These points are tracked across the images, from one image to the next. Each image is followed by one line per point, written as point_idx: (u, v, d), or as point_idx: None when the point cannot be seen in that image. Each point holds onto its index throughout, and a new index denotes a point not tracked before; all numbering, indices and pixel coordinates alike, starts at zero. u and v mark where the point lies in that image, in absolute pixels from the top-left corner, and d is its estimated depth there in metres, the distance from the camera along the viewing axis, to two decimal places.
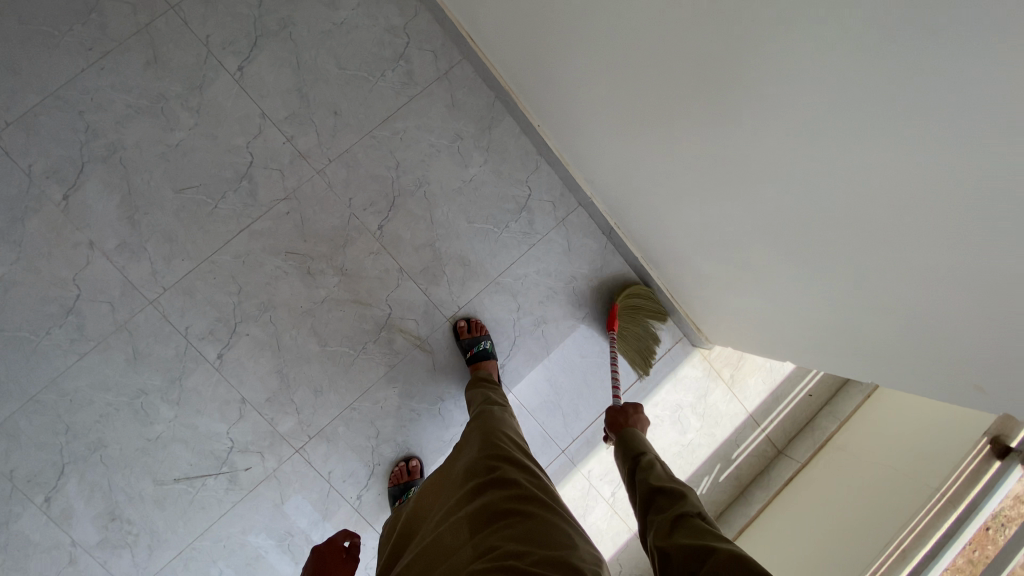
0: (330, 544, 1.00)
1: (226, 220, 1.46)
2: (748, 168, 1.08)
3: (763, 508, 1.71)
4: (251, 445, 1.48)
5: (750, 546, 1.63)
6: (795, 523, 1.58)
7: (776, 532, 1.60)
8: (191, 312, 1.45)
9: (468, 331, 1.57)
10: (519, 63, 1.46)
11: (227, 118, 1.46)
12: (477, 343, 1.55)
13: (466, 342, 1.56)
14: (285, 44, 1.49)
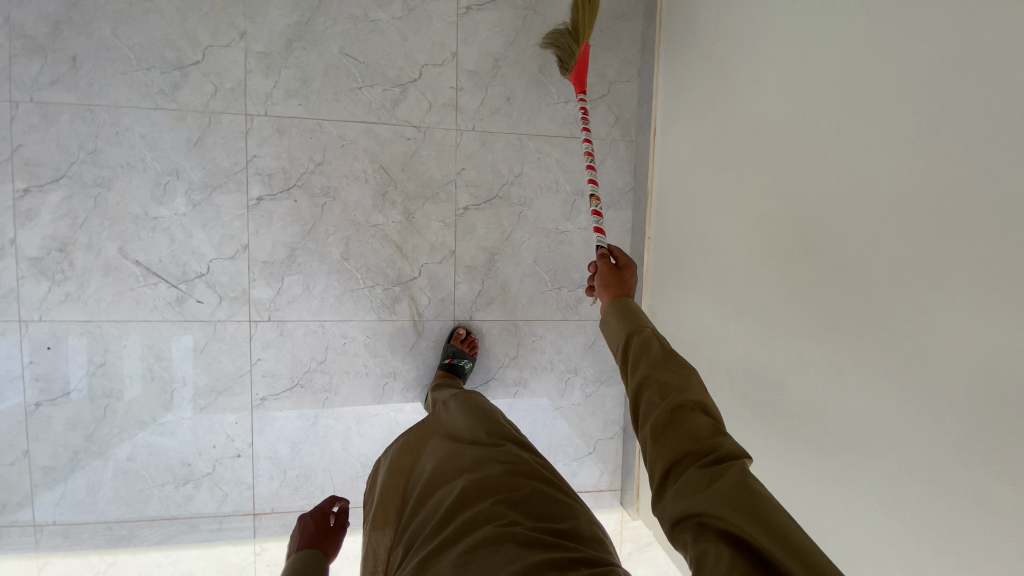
0: (315, 511, 1.15)
1: (357, 105, 1.49)
2: (781, 406, 1.11)
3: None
4: (219, 285, 1.47)
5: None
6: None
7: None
8: (269, 148, 1.46)
9: (457, 341, 1.56)
10: (671, 182, 1.50)
11: (426, 33, 1.50)
12: (461, 358, 1.53)
13: (452, 347, 1.54)
14: (515, 19, 1.54)
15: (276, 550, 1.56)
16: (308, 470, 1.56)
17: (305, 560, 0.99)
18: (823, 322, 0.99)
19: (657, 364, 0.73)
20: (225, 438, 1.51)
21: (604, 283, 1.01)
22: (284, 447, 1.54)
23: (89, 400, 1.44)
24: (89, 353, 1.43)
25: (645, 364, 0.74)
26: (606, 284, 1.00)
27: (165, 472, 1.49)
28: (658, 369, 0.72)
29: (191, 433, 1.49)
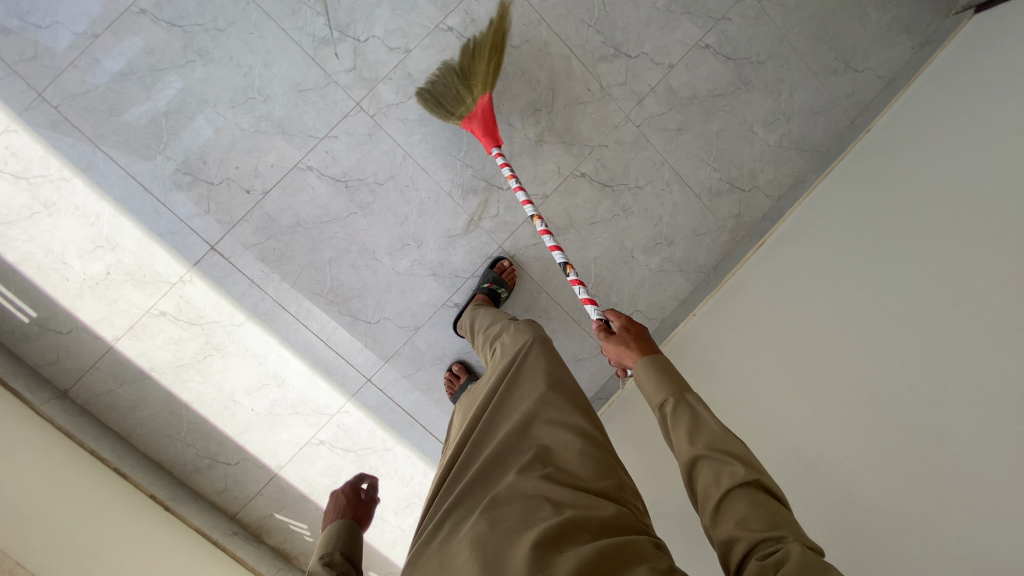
0: (350, 487, 1.15)
1: (576, 34, 1.57)
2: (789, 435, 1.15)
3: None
4: (361, 59, 1.49)
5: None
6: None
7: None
8: (490, 3, 1.52)
9: (500, 270, 1.58)
10: (746, 283, 1.56)
11: (665, 34, 1.62)
12: (501, 285, 1.55)
13: (491, 276, 1.56)
14: (732, 83, 1.67)
15: (198, 292, 1.48)
16: (286, 255, 1.51)
17: (348, 542, 1.02)
18: (824, 407, 1.13)
19: (721, 441, 0.85)
20: (251, 171, 1.47)
21: (620, 343, 1.09)
22: (286, 220, 1.50)
23: (179, 45, 1.41)
24: (215, 12, 1.42)
25: (708, 440, 0.86)
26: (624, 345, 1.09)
27: (178, 152, 1.43)
28: (722, 447, 0.84)
29: (228, 142, 1.45)
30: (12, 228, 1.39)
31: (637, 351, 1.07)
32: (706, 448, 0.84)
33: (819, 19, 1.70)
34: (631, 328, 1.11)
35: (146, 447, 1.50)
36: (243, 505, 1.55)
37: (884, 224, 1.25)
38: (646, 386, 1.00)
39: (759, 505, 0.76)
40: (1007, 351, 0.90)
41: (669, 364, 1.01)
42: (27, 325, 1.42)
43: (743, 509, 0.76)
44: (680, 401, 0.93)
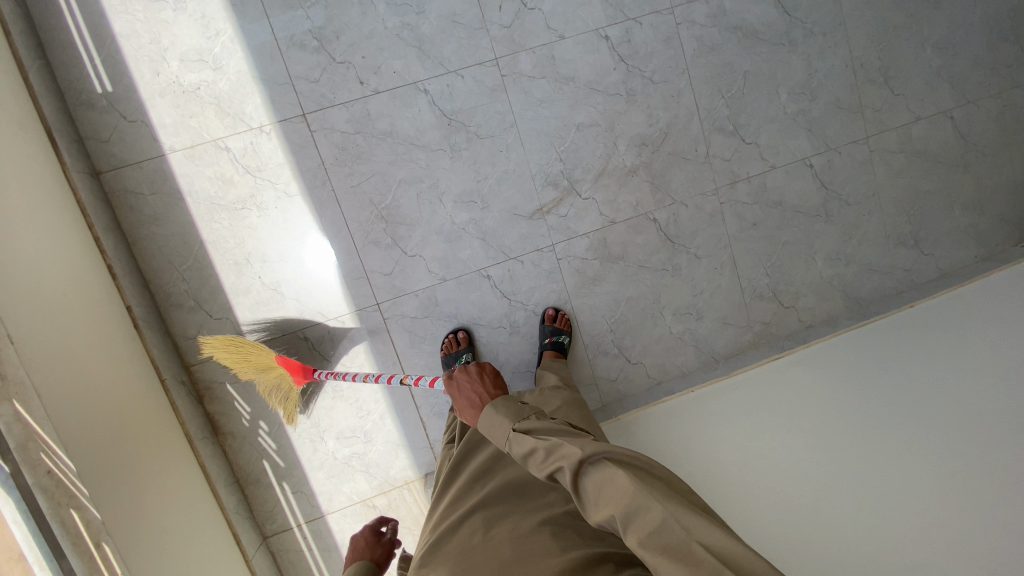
0: (369, 531, 1.23)
1: (710, 100, 1.65)
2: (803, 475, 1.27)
3: (213, 491, 1.46)
4: (519, 24, 1.54)
5: (181, 460, 1.38)
6: (189, 516, 1.34)
7: (185, 493, 1.35)
8: (651, 35, 1.60)
9: (555, 320, 1.63)
10: (754, 381, 1.60)
11: (782, 139, 1.70)
12: (561, 335, 1.62)
13: (547, 329, 1.62)
14: (816, 210, 1.75)
15: (268, 146, 1.46)
16: (363, 155, 1.50)
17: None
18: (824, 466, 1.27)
19: (557, 448, 0.86)
20: (375, 67, 1.48)
21: (462, 403, 1.06)
22: (381, 124, 1.50)
23: None
24: None
25: (554, 453, 0.86)
26: (465, 395, 1.07)
27: (319, 15, 1.44)
28: (564, 454, 0.85)
29: (368, 31, 1.47)
30: (133, 3, 1.38)
31: (473, 406, 1.05)
32: (550, 465, 0.86)
33: (911, 192, 1.82)
34: (461, 388, 1.07)
35: (143, 262, 1.45)
36: (199, 362, 1.51)
37: (909, 346, 1.50)
38: (492, 431, 0.99)
39: (615, 480, 0.79)
40: (995, 471, 1.13)
41: (504, 403, 1.00)
42: (97, 95, 1.39)
43: (608, 496, 0.79)
44: (516, 433, 0.93)
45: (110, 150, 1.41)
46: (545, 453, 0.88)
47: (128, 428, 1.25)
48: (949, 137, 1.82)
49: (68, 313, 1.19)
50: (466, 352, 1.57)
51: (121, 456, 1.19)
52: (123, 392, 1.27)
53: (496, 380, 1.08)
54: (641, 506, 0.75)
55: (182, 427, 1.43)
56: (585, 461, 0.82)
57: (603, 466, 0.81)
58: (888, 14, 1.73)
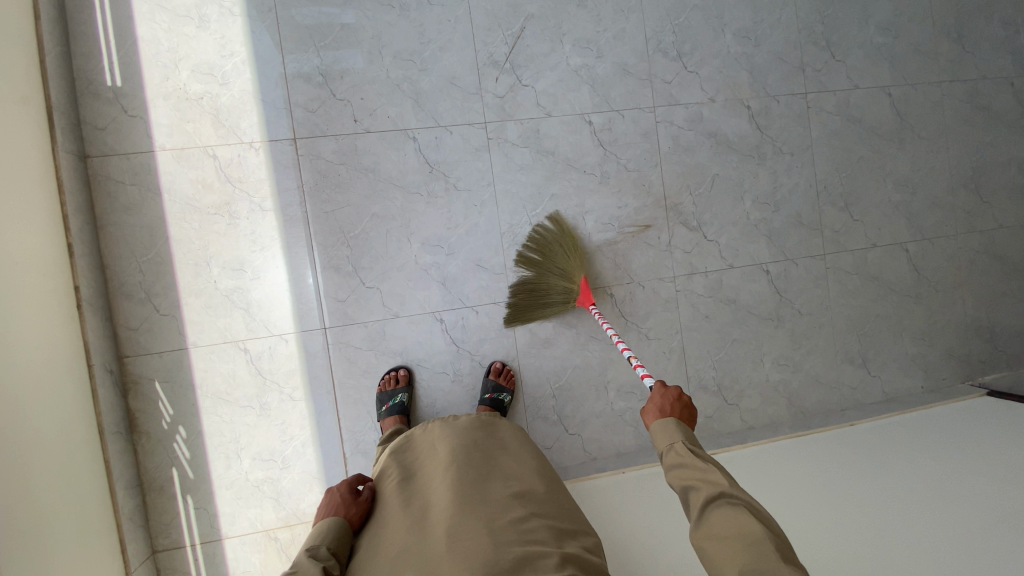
0: (346, 488, 1.20)
1: (678, 194, 1.75)
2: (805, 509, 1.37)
3: (110, 491, 1.41)
4: (511, 96, 1.66)
5: (83, 451, 1.34)
6: (73, 512, 1.27)
7: (76, 487, 1.30)
8: (631, 127, 1.72)
9: (494, 375, 1.64)
10: None
11: (744, 241, 1.79)
12: (501, 392, 1.62)
13: (490, 383, 1.63)
14: (770, 313, 1.80)
15: (254, 161, 1.53)
16: (342, 184, 1.57)
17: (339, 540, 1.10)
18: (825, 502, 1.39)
19: (698, 480, 0.95)
20: (372, 110, 1.59)
21: (655, 404, 1.10)
22: (365, 160, 1.59)
23: None
24: None
25: (699, 480, 0.95)
26: (656, 407, 1.10)
27: (328, 55, 1.56)
28: (703, 478, 0.95)
29: (371, 76, 1.58)
30: (161, 15, 1.49)
31: (658, 413, 1.09)
32: (691, 481, 0.96)
33: (863, 314, 1.88)
34: (664, 395, 1.10)
35: (104, 247, 1.48)
36: (133, 356, 1.49)
37: (871, 438, 1.66)
38: (655, 437, 1.06)
39: (738, 515, 0.88)
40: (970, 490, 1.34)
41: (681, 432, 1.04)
42: (104, 87, 1.48)
43: (727, 528, 0.87)
44: (683, 446, 1.01)
45: (103, 137, 1.48)
46: (685, 470, 0.98)
47: (35, 407, 1.21)
48: (903, 267, 1.91)
49: (13, 280, 1.20)
50: (400, 394, 1.57)
51: (19, 432, 1.15)
52: (43, 369, 1.25)
53: (690, 412, 1.10)
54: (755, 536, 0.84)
55: (96, 419, 1.39)
56: (719, 494, 0.91)
57: (734, 503, 0.90)
58: (854, 146, 1.87)
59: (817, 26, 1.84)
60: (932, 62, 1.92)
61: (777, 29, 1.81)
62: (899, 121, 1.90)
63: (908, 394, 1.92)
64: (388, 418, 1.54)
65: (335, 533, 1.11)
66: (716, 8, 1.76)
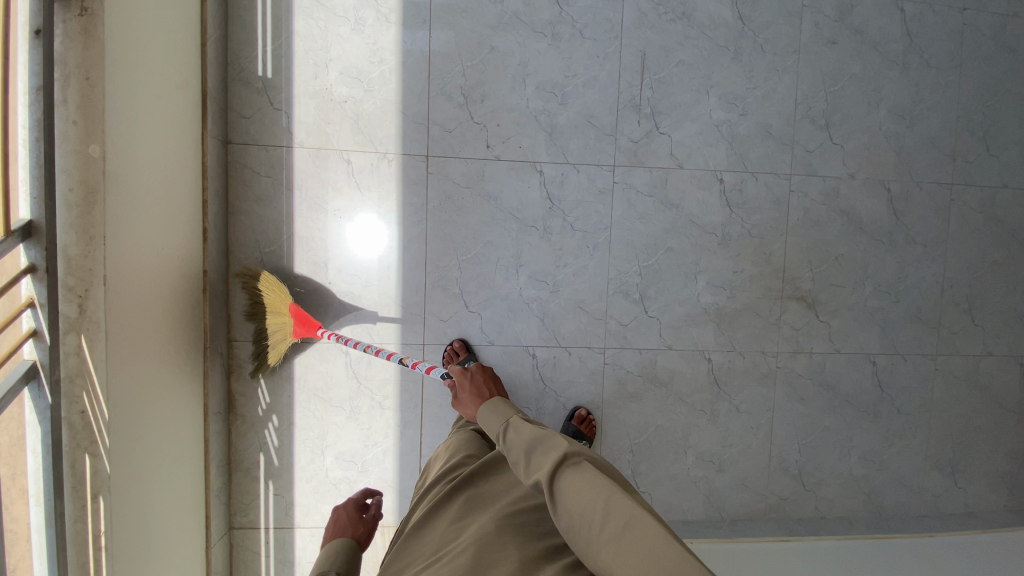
0: (351, 505, 1.12)
1: (797, 269, 1.68)
2: None
3: (204, 469, 1.45)
4: (647, 143, 1.61)
5: (190, 430, 1.38)
6: (179, 486, 1.33)
7: (181, 465, 1.34)
8: (763, 193, 1.65)
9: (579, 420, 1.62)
10: (769, 556, 1.57)
11: (855, 328, 1.71)
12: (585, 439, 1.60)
13: (571, 428, 1.61)
14: (865, 405, 1.74)
15: (386, 172, 1.54)
16: (463, 207, 1.58)
17: (349, 561, 0.99)
18: None
19: (550, 452, 0.88)
20: (505, 137, 1.57)
21: (469, 395, 1.11)
22: (490, 187, 1.59)
23: (547, 17, 1.54)
24: (591, 22, 1.55)
25: (543, 451, 0.89)
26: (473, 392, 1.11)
27: (472, 75, 1.54)
28: (549, 450, 0.89)
29: (511, 103, 1.56)
30: (319, 13, 1.49)
31: (478, 399, 1.09)
32: (540, 449, 0.90)
33: (962, 422, 1.79)
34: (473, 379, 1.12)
35: (232, 232, 1.50)
36: (242, 340, 1.53)
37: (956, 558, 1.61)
38: (489, 419, 1.02)
39: (592, 474, 0.81)
40: None
41: (502, 402, 1.04)
42: (255, 77, 1.48)
43: (575, 488, 0.80)
44: (517, 418, 0.98)
45: (244, 124, 1.49)
46: (533, 448, 0.91)
47: (162, 386, 1.26)
48: (1015, 381, 1.81)
49: (161, 262, 1.23)
50: (468, 363, 1.54)
51: (145, 410, 1.20)
52: (172, 349, 1.29)
53: (496, 382, 1.13)
54: (613, 488, 0.78)
55: (203, 399, 1.43)
56: (564, 458, 0.84)
57: (584, 465, 0.84)
58: (991, 248, 1.76)
59: (977, 114, 1.73)
60: None
61: (933, 112, 1.70)
62: None
63: (992, 512, 1.84)
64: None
65: (345, 549, 1.03)
66: (875, 82, 1.67)
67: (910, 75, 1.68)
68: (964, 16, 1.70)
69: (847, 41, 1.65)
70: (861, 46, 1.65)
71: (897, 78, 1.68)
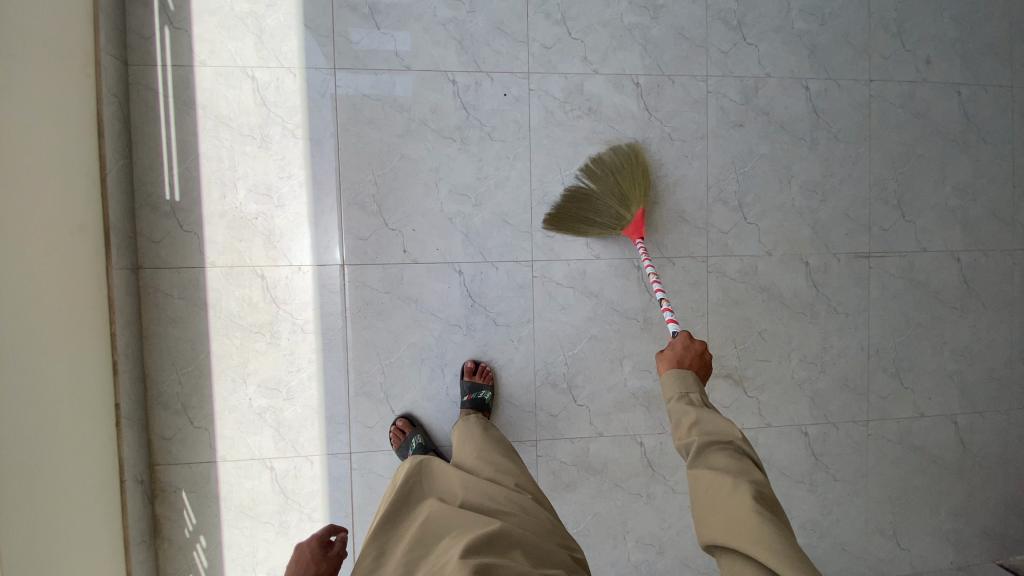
0: (315, 541, 1.16)
1: (722, 348, 1.70)
2: None
3: None
4: (563, 236, 1.63)
5: (110, 567, 1.36)
6: None
7: None
8: (682, 276, 1.67)
9: (472, 376, 1.60)
10: None
11: (784, 400, 1.73)
12: (480, 391, 1.57)
13: (466, 384, 1.58)
14: (802, 475, 1.75)
15: (302, 284, 1.54)
16: (381, 311, 1.58)
17: None
18: None
19: (713, 433, 1.10)
20: (422, 240, 1.58)
21: (675, 350, 1.25)
22: (410, 289, 1.59)
23: (455, 122, 1.56)
24: (498, 123, 1.58)
25: (704, 431, 1.10)
26: (673, 355, 1.25)
27: (384, 183, 1.55)
28: (712, 431, 1.10)
29: (424, 208, 1.57)
30: (224, 133, 1.49)
31: (675, 361, 1.24)
32: (701, 430, 1.10)
33: (899, 483, 1.81)
34: (681, 346, 1.25)
35: (147, 357, 1.49)
36: (164, 463, 1.51)
37: None
38: (673, 385, 1.20)
39: (745, 463, 1.06)
40: None
41: (692, 380, 1.21)
42: (163, 201, 1.48)
43: (722, 468, 1.04)
44: (698, 395, 1.18)
45: (155, 248, 1.49)
46: (704, 424, 1.11)
47: (70, 536, 1.22)
48: (949, 439, 1.83)
49: (59, 411, 1.21)
50: (415, 437, 1.55)
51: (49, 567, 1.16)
52: (80, 496, 1.26)
53: (702, 361, 1.26)
54: (757, 480, 1.02)
55: (123, 532, 1.41)
56: (726, 442, 1.08)
57: (743, 455, 1.08)
58: (914, 312, 1.79)
59: (890, 183, 1.76)
60: (1008, 229, 1.83)
61: (846, 185, 1.73)
62: (965, 288, 1.81)
63: (937, 570, 1.85)
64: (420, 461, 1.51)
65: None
66: (785, 160, 1.70)
67: (819, 150, 1.72)
68: (870, 89, 1.73)
69: (754, 124, 1.68)
70: (769, 127, 1.69)
71: (807, 155, 1.71)
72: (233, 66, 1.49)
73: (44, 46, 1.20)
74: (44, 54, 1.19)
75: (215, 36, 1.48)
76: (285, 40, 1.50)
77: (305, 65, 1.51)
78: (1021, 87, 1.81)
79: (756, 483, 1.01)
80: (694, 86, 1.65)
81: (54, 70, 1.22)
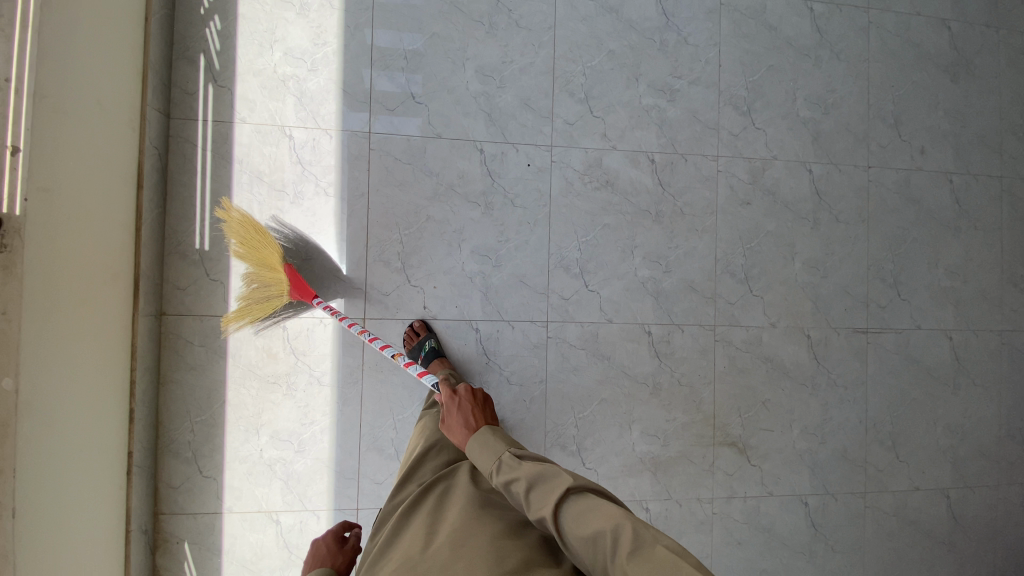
0: (330, 538, 1.23)
1: (727, 415, 1.74)
2: None
3: None
4: (578, 299, 1.68)
5: None
6: None
7: None
8: (690, 343, 1.73)
9: None
10: None
11: (786, 469, 1.77)
12: None
13: None
14: (802, 546, 1.77)
15: (322, 336, 1.57)
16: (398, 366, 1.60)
17: None
18: None
19: (548, 486, 1.05)
20: (442, 297, 1.62)
21: (455, 424, 1.22)
22: None
23: (480, 187, 1.64)
24: (521, 191, 1.66)
25: (544, 492, 1.06)
26: (461, 420, 1.22)
27: (409, 242, 1.61)
28: (552, 486, 1.05)
29: (447, 267, 1.62)
30: (258, 187, 1.55)
31: (466, 429, 1.20)
32: (538, 486, 1.06)
33: (895, 556, 1.84)
34: (458, 410, 1.23)
35: (162, 403, 1.49)
36: (170, 513, 1.49)
37: None
38: (483, 455, 1.15)
39: (594, 505, 1.00)
40: None
41: (491, 432, 1.17)
42: (192, 250, 1.52)
43: (575, 522, 1.00)
44: (510, 455, 1.13)
45: (180, 295, 1.51)
46: (534, 484, 1.07)
47: None
48: (942, 513, 1.87)
49: (79, 463, 1.20)
50: (428, 341, 1.58)
51: None
52: (90, 551, 1.24)
53: (482, 403, 1.25)
54: (611, 518, 0.96)
55: None
56: (567, 490, 1.02)
57: (587, 495, 1.03)
58: (909, 387, 1.86)
59: (887, 263, 1.86)
60: (996, 310, 1.93)
61: (846, 263, 1.83)
62: (956, 365, 1.89)
63: None
64: (431, 364, 1.54)
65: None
66: (790, 238, 1.79)
67: (821, 230, 1.81)
68: (868, 175, 1.85)
69: (761, 202, 1.78)
70: (775, 205, 1.78)
71: (810, 234, 1.80)
72: (272, 125, 1.55)
73: (98, 105, 1.24)
74: (98, 112, 1.24)
75: (257, 96, 1.55)
76: (323, 103, 1.57)
77: (341, 128, 1.58)
78: (1006, 179, 1.94)
79: (608, 523, 0.95)
80: (706, 165, 1.75)
81: (105, 128, 1.27)
